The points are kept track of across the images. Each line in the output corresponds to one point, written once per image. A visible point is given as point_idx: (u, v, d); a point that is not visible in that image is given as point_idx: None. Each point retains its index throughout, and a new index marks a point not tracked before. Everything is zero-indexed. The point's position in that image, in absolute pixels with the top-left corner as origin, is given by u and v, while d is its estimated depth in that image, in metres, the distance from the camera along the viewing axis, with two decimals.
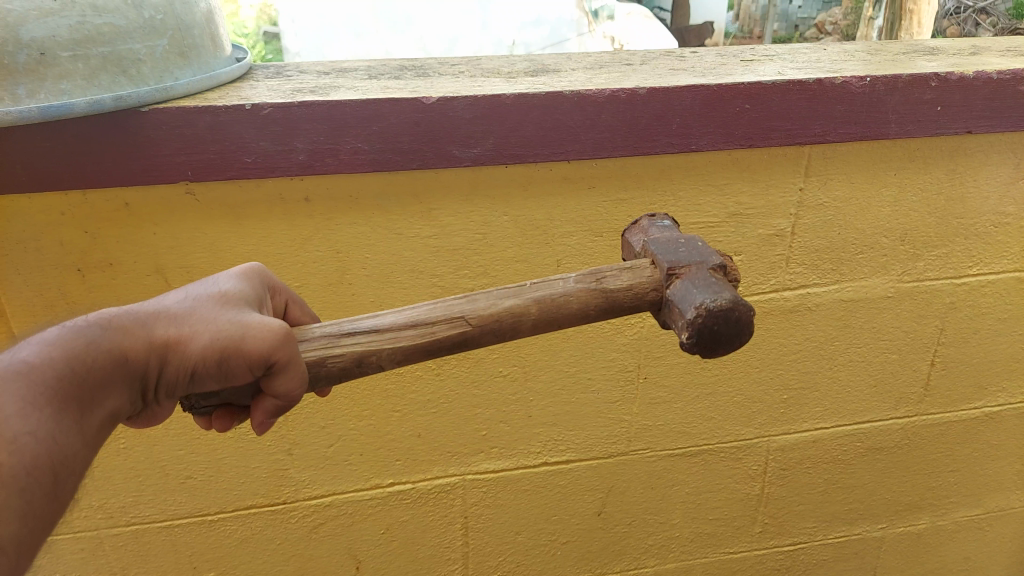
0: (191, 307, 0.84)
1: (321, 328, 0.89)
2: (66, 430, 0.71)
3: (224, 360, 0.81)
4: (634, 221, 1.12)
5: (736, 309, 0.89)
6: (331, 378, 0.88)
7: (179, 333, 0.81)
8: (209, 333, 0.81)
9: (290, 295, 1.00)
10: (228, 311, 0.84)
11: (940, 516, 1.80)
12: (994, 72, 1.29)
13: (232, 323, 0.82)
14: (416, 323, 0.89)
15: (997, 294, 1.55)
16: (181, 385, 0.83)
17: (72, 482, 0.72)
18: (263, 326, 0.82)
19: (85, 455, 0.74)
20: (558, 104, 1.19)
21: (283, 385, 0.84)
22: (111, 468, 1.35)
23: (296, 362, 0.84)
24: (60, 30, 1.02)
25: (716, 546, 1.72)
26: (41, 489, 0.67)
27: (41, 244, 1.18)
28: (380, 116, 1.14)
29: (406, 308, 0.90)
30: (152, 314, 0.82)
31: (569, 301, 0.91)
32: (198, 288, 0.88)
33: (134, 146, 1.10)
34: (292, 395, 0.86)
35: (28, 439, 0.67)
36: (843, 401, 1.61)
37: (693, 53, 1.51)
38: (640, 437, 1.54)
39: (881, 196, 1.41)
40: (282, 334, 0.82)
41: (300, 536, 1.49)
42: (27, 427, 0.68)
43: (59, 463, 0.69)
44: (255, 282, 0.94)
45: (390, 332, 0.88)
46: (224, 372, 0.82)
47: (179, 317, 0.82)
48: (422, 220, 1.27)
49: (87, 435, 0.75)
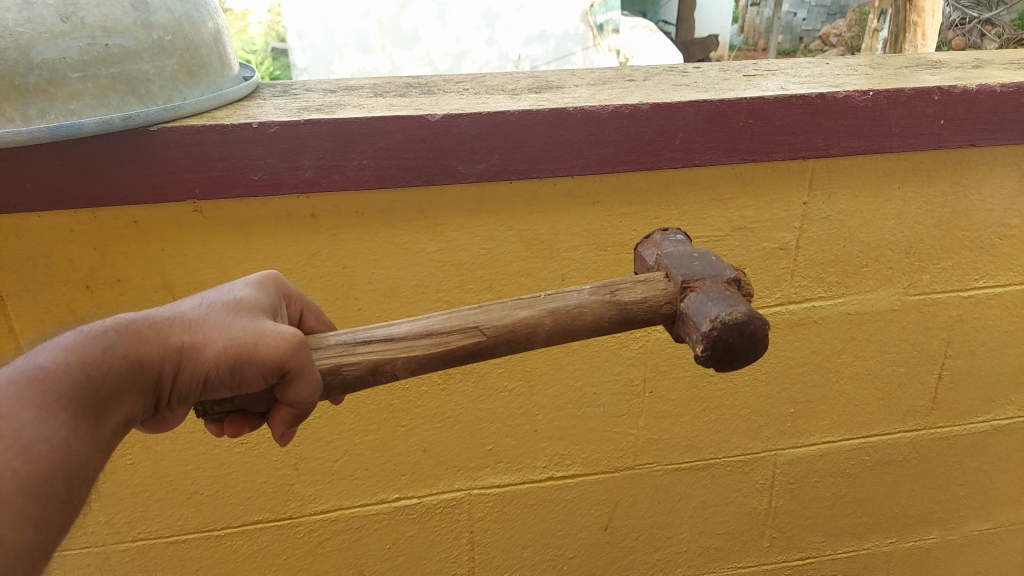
0: (205, 314, 0.84)
1: (336, 336, 0.89)
2: (81, 436, 0.72)
3: (237, 367, 0.82)
4: (648, 234, 1.12)
5: (751, 322, 0.89)
6: (345, 387, 0.89)
7: (193, 340, 0.82)
8: (223, 341, 0.82)
9: (305, 304, 1.00)
10: (242, 319, 0.85)
11: (951, 530, 1.79)
12: (997, 85, 1.29)
13: (245, 331, 0.83)
14: (430, 332, 0.89)
15: (1003, 306, 1.55)
16: (194, 392, 0.83)
17: (85, 489, 0.72)
18: (277, 334, 0.83)
19: (99, 461, 0.74)
20: (561, 120, 1.19)
21: (296, 394, 0.85)
22: (119, 483, 1.36)
23: (309, 370, 0.84)
24: (71, 52, 1.03)
25: (724, 560, 1.72)
26: (57, 496, 0.67)
27: (51, 261, 1.19)
28: (386, 133, 1.16)
29: (421, 317, 0.91)
30: (167, 320, 0.83)
31: (583, 311, 0.91)
32: (213, 295, 0.88)
33: (144, 163, 1.12)
34: (306, 404, 0.86)
35: (43, 446, 0.68)
36: (851, 414, 1.60)
37: (696, 69, 1.52)
38: (646, 451, 1.54)
39: (885, 209, 1.41)
40: (297, 342, 0.83)
41: (307, 551, 1.49)
42: (42, 433, 0.68)
43: (74, 469, 0.70)
44: (271, 289, 0.94)
45: (405, 341, 0.89)
46: (237, 380, 0.83)
47: (193, 324, 0.83)
48: (428, 236, 1.28)
49: (102, 441, 0.75)
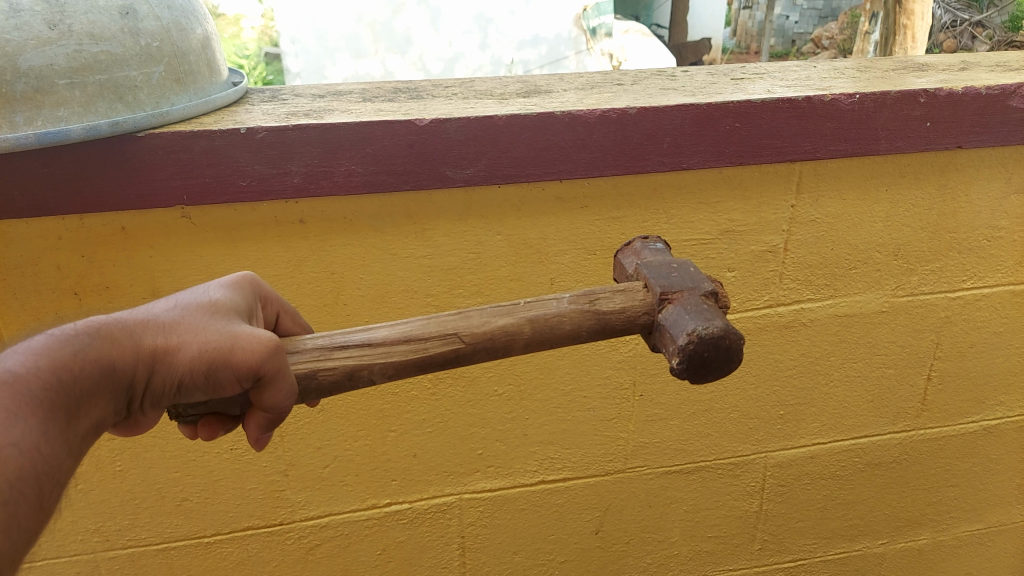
0: (179, 316, 0.84)
1: (313, 340, 0.89)
2: (52, 440, 0.71)
3: (212, 371, 0.81)
4: (627, 242, 1.12)
5: (727, 336, 0.90)
6: (322, 391, 0.88)
7: (168, 343, 0.81)
8: (198, 344, 0.81)
9: (281, 306, 1.00)
10: (217, 322, 0.84)
11: (941, 531, 1.79)
12: (982, 88, 1.30)
13: (221, 334, 0.82)
14: (409, 338, 0.89)
15: (991, 307, 1.56)
16: (168, 395, 0.83)
17: (58, 492, 0.72)
18: (253, 337, 0.82)
19: (71, 464, 0.74)
20: (549, 124, 1.20)
21: (272, 398, 0.84)
22: (107, 491, 1.35)
23: (285, 374, 0.84)
24: (58, 59, 1.03)
25: (716, 563, 1.71)
26: (26, 501, 0.67)
27: (38, 267, 1.19)
28: (374, 139, 1.16)
29: (399, 322, 0.91)
30: (141, 323, 0.82)
31: (562, 320, 0.91)
32: (187, 297, 0.88)
33: (131, 170, 1.12)
34: (281, 407, 0.86)
35: (12, 450, 0.67)
36: (841, 416, 1.60)
37: (684, 72, 1.53)
38: (637, 454, 1.54)
39: (873, 212, 1.42)
40: (272, 346, 0.82)
41: (297, 558, 1.48)
42: (11, 438, 0.68)
43: (44, 473, 0.69)
44: (246, 290, 0.94)
45: (383, 347, 0.88)
46: (212, 383, 0.82)
47: (168, 326, 0.83)
48: (417, 241, 1.28)
49: (74, 444, 0.75)
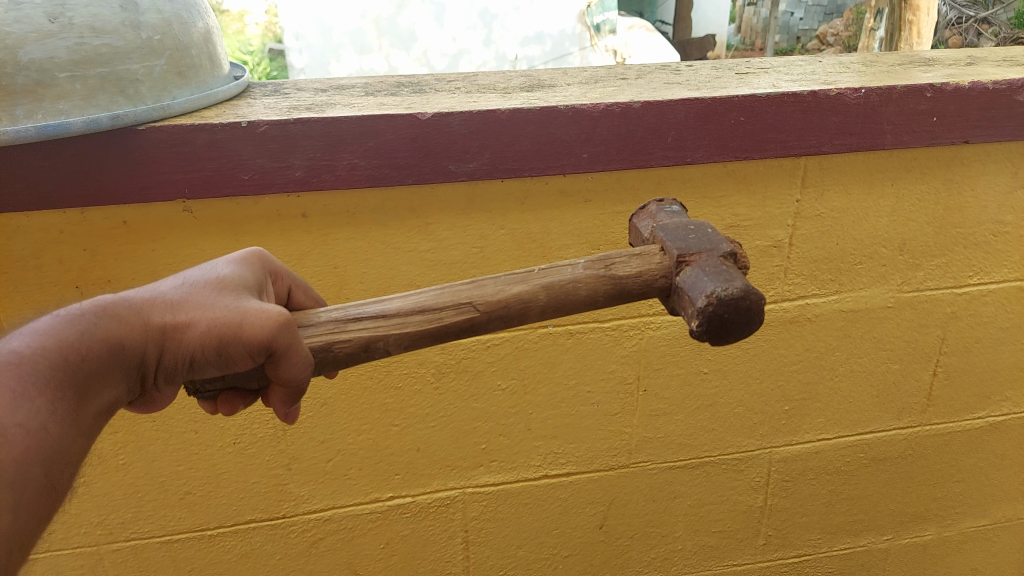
0: (187, 294, 0.83)
1: (327, 313, 0.89)
2: (60, 421, 0.70)
3: (223, 347, 0.81)
4: (642, 207, 1.12)
5: (747, 296, 0.89)
6: (338, 363, 0.88)
7: (176, 320, 0.81)
8: (207, 321, 0.81)
9: (292, 280, 0.99)
10: (225, 298, 0.84)
11: (947, 527, 1.78)
12: (989, 82, 1.29)
13: (229, 309, 0.82)
14: (423, 308, 0.88)
15: (997, 303, 1.55)
16: (179, 373, 0.82)
17: (68, 474, 0.71)
18: (263, 313, 0.82)
19: (81, 446, 0.73)
20: (552, 118, 1.19)
21: (286, 372, 0.84)
22: (111, 484, 1.35)
23: (298, 348, 0.83)
24: (59, 52, 1.03)
25: (720, 558, 1.71)
26: (36, 482, 0.66)
27: (40, 261, 1.19)
28: (377, 131, 1.15)
29: (413, 292, 0.90)
30: (148, 302, 0.82)
31: (578, 286, 0.91)
32: (194, 275, 0.87)
33: (133, 163, 1.11)
34: (300, 380, 0.85)
35: (19, 430, 0.66)
36: (845, 412, 1.60)
37: (688, 67, 1.52)
38: (641, 449, 1.53)
39: (878, 206, 1.41)
40: (283, 321, 0.82)
41: (301, 551, 1.48)
42: (18, 418, 0.67)
43: (54, 453, 0.68)
44: (255, 267, 0.93)
45: (397, 317, 0.88)
46: (223, 359, 0.82)
47: (176, 304, 0.82)
48: (420, 235, 1.28)
49: (83, 425, 0.74)
